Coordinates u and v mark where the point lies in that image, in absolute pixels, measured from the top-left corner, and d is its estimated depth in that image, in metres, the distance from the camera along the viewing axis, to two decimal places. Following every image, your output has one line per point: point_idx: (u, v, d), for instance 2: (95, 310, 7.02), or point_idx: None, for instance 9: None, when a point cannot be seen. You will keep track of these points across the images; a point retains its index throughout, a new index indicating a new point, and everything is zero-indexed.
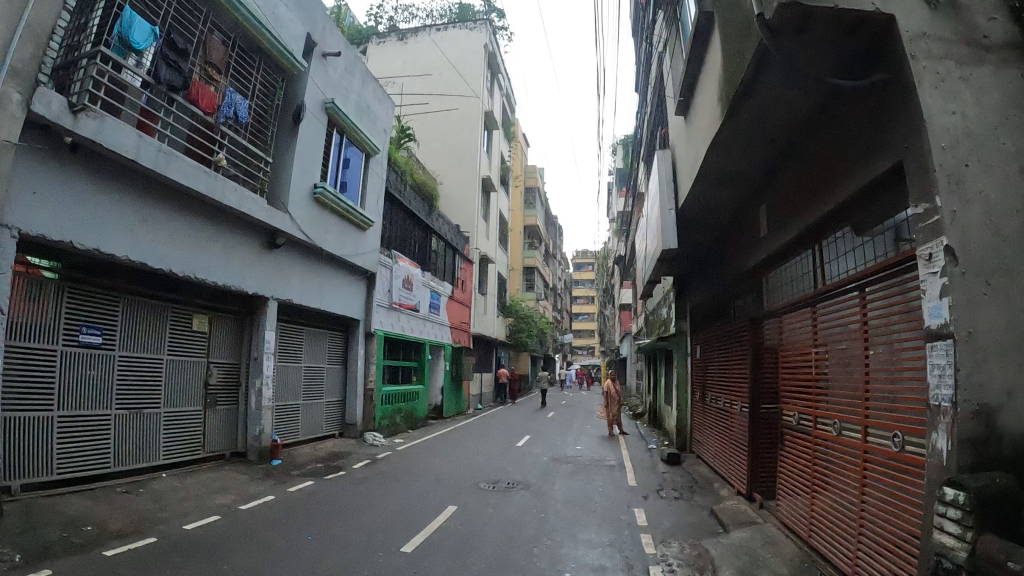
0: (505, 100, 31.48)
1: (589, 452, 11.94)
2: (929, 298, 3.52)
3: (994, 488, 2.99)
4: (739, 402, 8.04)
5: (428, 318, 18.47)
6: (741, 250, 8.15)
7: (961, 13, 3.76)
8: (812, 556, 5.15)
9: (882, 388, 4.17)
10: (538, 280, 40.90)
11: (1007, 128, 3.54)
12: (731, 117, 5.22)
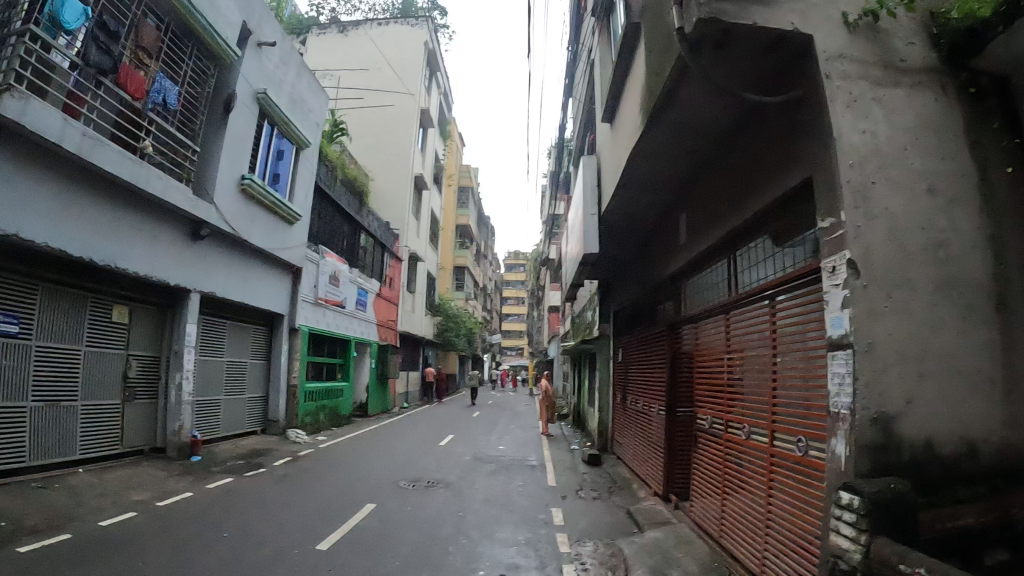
0: (443, 98, 31.56)
1: (511, 452, 12.00)
2: (831, 309, 3.66)
3: (888, 493, 3.13)
4: (656, 405, 8.23)
5: (354, 315, 18.26)
6: (661, 257, 8.34)
7: (880, 37, 3.93)
8: (723, 556, 5.29)
9: (788, 394, 4.33)
10: (467, 280, 40.91)
11: (915, 149, 3.72)
12: (652, 126, 5.33)
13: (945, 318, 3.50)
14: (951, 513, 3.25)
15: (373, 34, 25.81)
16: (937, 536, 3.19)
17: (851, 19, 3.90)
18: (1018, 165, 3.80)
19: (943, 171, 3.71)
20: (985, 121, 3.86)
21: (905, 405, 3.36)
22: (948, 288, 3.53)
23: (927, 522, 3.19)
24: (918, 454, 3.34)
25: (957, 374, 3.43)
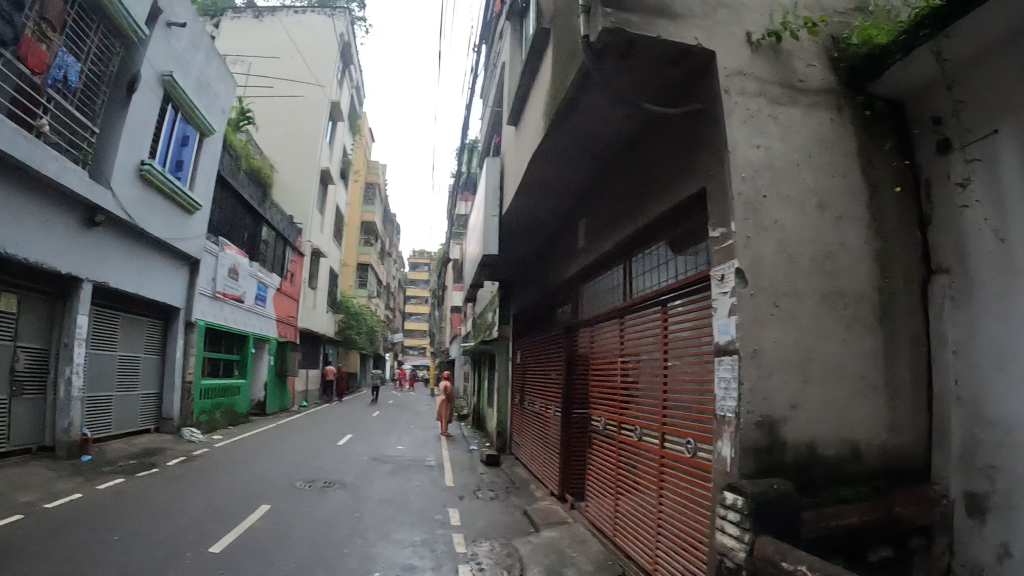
0: (355, 91, 31.06)
1: (411, 452, 11.91)
2: (719, 316, 3.78)
3: (772, 494, 3.23)
4: (553, 406, 8.35)
5: (253, 310, 17.75)
6: (560, 261, 8.46)
7: (781, 57, 4.08)
8: (616, 555, 5.39)
9: (678, 397, 4.47)
10: (371, 277, 40.37)
11: (808, 165, 3.89)
12: (554, 132, 5.39)
13: (829, 327, 3.68)
14: (836, 511, 3.37)
15: (286, 22, 25.09)
16: (819, 534, 3.30)
17: (755, 38, 4.04)
18: (906, 185, 4.10)
19: (832, 187, 3.90)
20: (872, 143, 4.09)
21: (789, 409, 3.51)
22: (831, 299, 3.72)
23: (809, 521, 3.30)
24: (801, 456, 3.49)
25: (837, 380, 3.63)
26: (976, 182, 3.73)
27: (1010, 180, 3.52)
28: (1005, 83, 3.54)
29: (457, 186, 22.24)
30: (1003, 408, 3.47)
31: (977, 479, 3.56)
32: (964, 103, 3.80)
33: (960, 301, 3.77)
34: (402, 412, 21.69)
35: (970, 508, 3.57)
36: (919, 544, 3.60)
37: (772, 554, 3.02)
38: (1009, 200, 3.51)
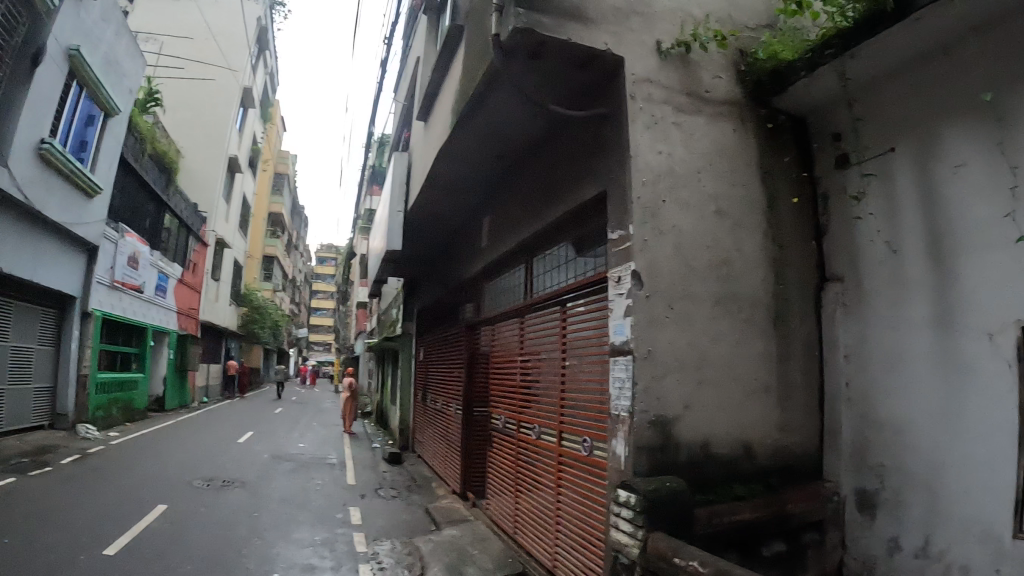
0: (268, 77, 30.21)
1: (313, 450, 11.65)
2: (615, 316, 3.79)
3: (665, 491, 3.27)
4: (455, 404, 8.35)
5: (153, 300, 17.06)
6: (464, 259, 8.46)
7: (689, 67, 4.12)
8: (517, 552, 5.42)
9: (576, 396, 4.52)
10: (276, 270, 39.47)
11: (708, 173, 3.97)
12: (460, 130, 5.33)
13: (723, 331, 3.79)
14: (731, 508, 3.44)
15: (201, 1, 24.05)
16: (712, 531, 3.37)
17: (664, 48, 4.06)
18: (803, 197, 4.29)
19: (730, 196, 4.01)
20: (770, 154, 4.23)
21: (682, 409, 3.58)
22: (726, 303, 3.83)
23: (703, 518, 3.35)
24: (695, 454, 3.58)
25: (728, 382, 3.74)
26: (870, 198, 3.97)
27: (903, 196, 3.77)
28: (903, 106, 3.78)
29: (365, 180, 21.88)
30: (891, 409, 3.73)
31: (867, 476, 3.81)
32: (863, 121, 4.05)
33: (852, 309, 4.01)
34: (306, 409, 21.31)
35: (862, 504, 3.81)
36: (814, 538, 3.80)
37: (664, 550, 3.03)
38: (902, 215, 3.76)
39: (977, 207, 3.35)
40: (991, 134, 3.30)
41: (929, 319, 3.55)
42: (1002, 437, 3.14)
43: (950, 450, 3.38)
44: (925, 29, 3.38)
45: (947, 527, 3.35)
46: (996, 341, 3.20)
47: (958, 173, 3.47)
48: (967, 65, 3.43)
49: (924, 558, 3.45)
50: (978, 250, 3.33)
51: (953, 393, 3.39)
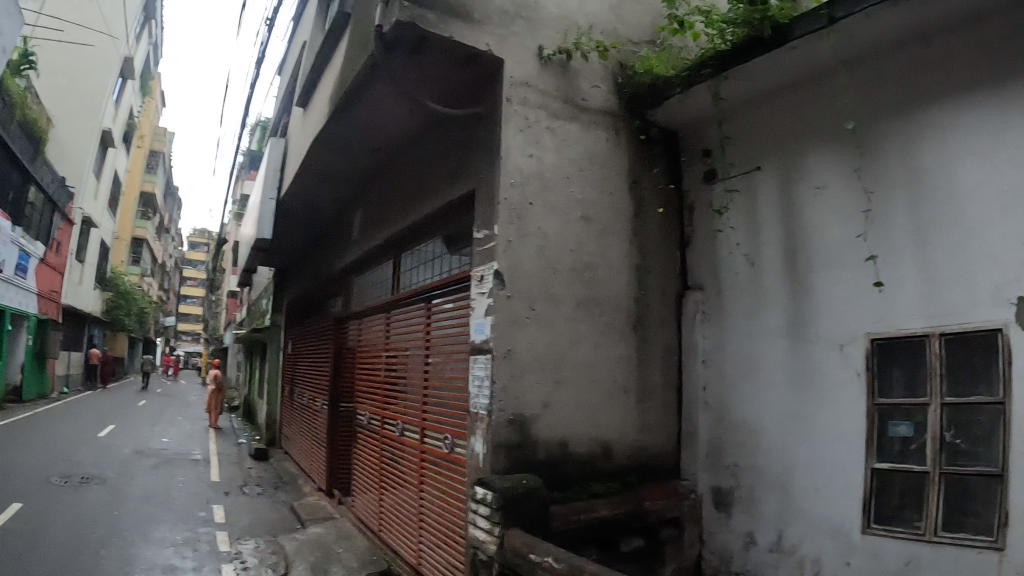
0: (151, 49, 28.70)
1: (177, 445, 11.17)
2: (476, 315, 3.76)
3: (520, 489, 3.30)
4: (320, 399, 8.18)
5: (12, 280, 15.89)
6: (333, 253, 8.27)
7: (569, 74, 4.11)
8: (381, 549, 5.38)
9: (438, 393, 4.52)
10: (146, 254, 37.59)
11: (578, 179, 4.00)
12: (332, 122, 5.15)
13: (583, 333, 3.85)
14: (588, 505, 3.54)
15: None
16: (567, 528, 3.44)
17: (546, 53, 4.02)
18: (669, 207, 4.44)
19: (598, 202, 4.07)
20: (640, 164, 4.33)
21: (540, 408, 3.61)
22: (588, 306, 3.90)
23: (558, 515, 3.43)
24: (553, 452, 3.63)
25: (586, 383, 3.80)
26: (733, 212, 4.18)
27: (765, 212, 3.97)
28: (771, 127, 3.98)
29: (240, 165, 21.01)
30: (745, 412, 3.93)
31: (723, 475, 3.99)
32: (731, 140, 4.23)
33: (711, 316, 4.22)
34: (170, 403, 20.42)
35: (718, 501, 3.99)
36: (673, 534, 3.93)
37: (521, 546, 3.05)
38: (763, 230, 3.97)
39: (833, 227, 3.59)
40: (850, 160, 3.54)
41: (785, 329, 3.77)
42: (849, 440, 3.38)
43: (799, 451, 3.61)
44: (797, 58, 3.55)
45: (798, 522, 3.56)
46: (846, 351, 3.45)
47: (817, 194, 3.70)
48: (833, 94, 3.66)
49: (778, 552, 3.64)
50: (833, 267, 3.57)
51: (805, 399, 3.62)
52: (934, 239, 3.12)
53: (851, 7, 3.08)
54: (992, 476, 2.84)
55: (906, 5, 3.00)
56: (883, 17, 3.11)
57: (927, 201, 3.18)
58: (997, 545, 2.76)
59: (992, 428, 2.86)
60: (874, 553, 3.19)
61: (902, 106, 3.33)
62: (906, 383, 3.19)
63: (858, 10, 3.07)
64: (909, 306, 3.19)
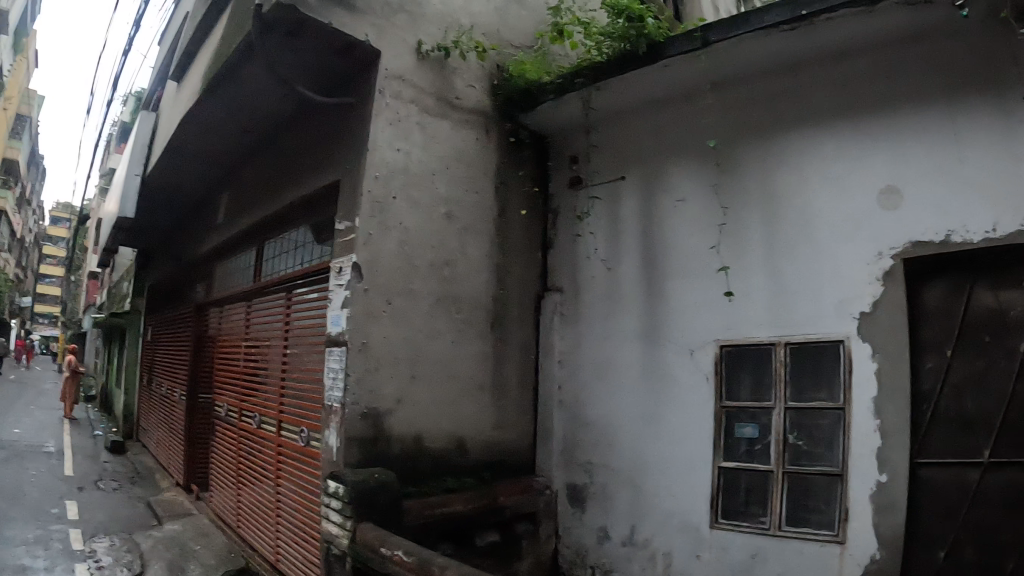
0: (22, 9, 26.69)
1: (28, 437, 10.46)
2: (332, 307, 3.60)
3: (372, 483, 3.14)
4: (179, 389, 7.82)
5: None
6: (194, 237, 7.85)
7: (445, 71, 4.00)
8: (239, 546, 5.20)
9: (293, 386, 4.36)
10: (6, 230, 35.10)
11: (443, 176, 3.90)
12: (191, 105, 4.78)
13: (440, 329, 3.78)
14: (443, 500, 3.44)
15: None
16: (423, 522, 3.30)
17: (424, 49, 3.88)
18: (532, 210, 4.46)
19: (463, 200, 3.99)
20: (508, 167, 4.32)
21: (394, 403, 3.51)
22: (445, 303, 3.82)
23: (414, 509, 3.28)
24: (406, 447, 3.55)
25: (440, 379, 3.74)
26: (593, 218, 4.28)
27: (626, 219, 4.10)
28: (636, 139, 4.12)
29: (107, 138, 19.86)
30: (598, 413, 4.04)
31: (576, 472, 4.08)
32: (596, 148, 4.34)
33: (569, 318, 4.29)
34: (24, 390, 19.10)
35: (571, 497, 4.07)
36: (528, 529, 3.94)
37: (371, 540, 2.93)
38: (622, 238, 4.10)
39: (691, 238, 3.78)
40: (710, 175, 3.74)
41: (638, 332, 3.92)
42: (698, 442, 3.55)
43: (649, 451, 3.76)
44: (668, 75, 3.67)
45: (650, 517, 3.69)
46: (696, 356, 3.63)
47: (678, 207, 3.87)
48: (697, 112, 3.84)
49: (630, 545, 3.76)
50: (689, 276, 3.76)
51: (655, 401, 3.77)
52: (787, 255, 3.39)
53: (724, 32, 3.22)
54: (833, 475, 3.11)
55: (776, 37, 3.19)
56: (752, 46, 3.29)
57: (782, 219, 3.43)
58: (838, 538, 3.03)
59: (833, 431, 3.14)
60: (722, 547, 3.38)
61: (763, 130, 3.56)
62: (752, 387, 3.42)
63: (730, 35, 3.21)
64: (758, 317, 3.43)
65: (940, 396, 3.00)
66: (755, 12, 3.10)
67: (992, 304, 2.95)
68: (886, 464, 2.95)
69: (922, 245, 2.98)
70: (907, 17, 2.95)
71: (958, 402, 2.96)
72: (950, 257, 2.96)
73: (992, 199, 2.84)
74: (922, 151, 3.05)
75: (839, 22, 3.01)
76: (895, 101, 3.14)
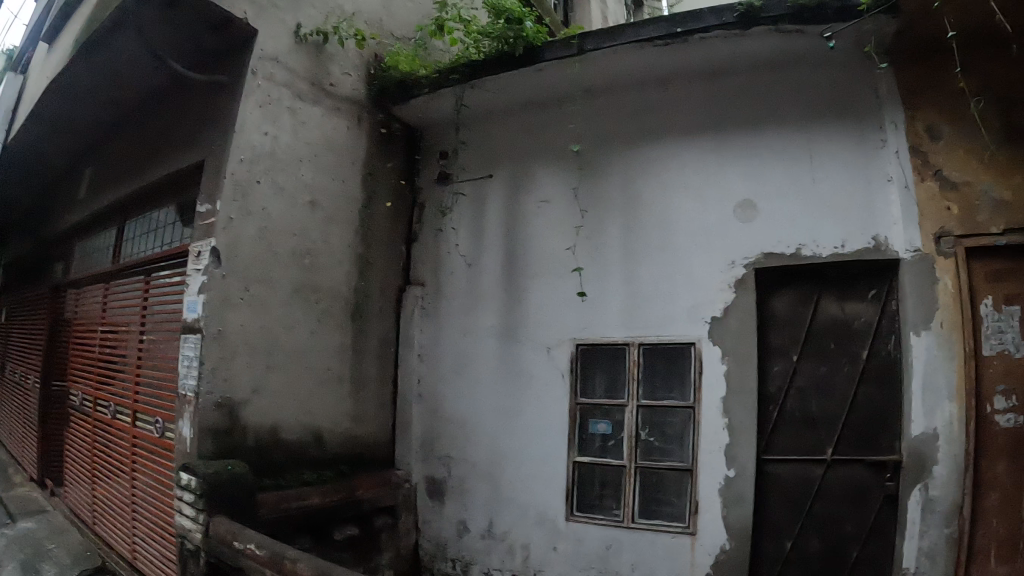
0: None
1: None
2: (189, 291, 3.32)
3: (225, 475, 3.01)
4: (32, 376, 7.34)
5: None
6: (53, 214, 7.36)
7: (322, 56, 3.85)
8: (96, 544, 4.97)
9: (148, 372, 4.14)
10: None
11: (310, 163, 3.73)
12: (51, 76, 4.41)
13: (298, 319, 3.62)
14: (300, 493, 3.37)
15: None
16: (278, 516, 3.23)
17: (303, 32, 3.71)
18: (397, 202, 4.41)
19: (328, 189, 3.85)
20: (377, 157, 4.25)
21: (249, 394, 3.33)
22: (305, 292, 3.67)
23: (270, 502, 3.20)
24: (261, 439, 3.38)
25: (298, 371, 3.61)
26: (455, 213, 4.32)
27: (490, 215, 4.16)
28: (506, 139, 4.18)
29: None
30: (454, 406, 4.06)
31: (435, 466, 4.09)
32: (464, 146, 4.37)
33: (430, 312, 4.29)
34: None
35: (431, 490, 4.08)
36: (387, 522, 3.92)
37: (225, 534, 2.82)
38: (484, 235, 4.15)
39: (552, 239, 3.90)
40: (572, 178, 3.89)
41: (496, 328, 3.99)
42: (555, 437, 3.67)
43: (505, 445, 3.84)
44: (543, 79, 3.75)
45: (509, 510, 3.77)
46: (553, 354, 3.75)
47: (542, 207, 3.98)
48: (567, 118, 3.96)
49: (489, 538, 3.82)
50: (547, 275, 3.88)
51: (511, 396, 3.86)
52: (640, 259, 3.58)
53: (600, 42, 3.33)
54: (683, 470, 3.34)
55: (650, 50, 3.34)
56: (625, 57, 3.42)
57: (638, 224, 3.62)
58: (690, 530, 3.25)
59: (683, 428, 3.37)
60: (578, 538, 3.54)
61: (628, 139, 3.72)
62: (606, 386, 3.60)
63: (607, 45, 3.32)
64: (612, 317, 3.61)
65: (786, 397, 3.28)
66: (633, 25, 3.22)
67: (836, 314, 3.26)
68: (734, 462, 3.17)
69: (773, 256, 3.26)
70: (777, 43, 3.20)
71: (802, 404, 3.25)
72: (803, 270, 3.28)
73: (841, 219, 3.18)
74: (779, 171, 3.33)
75: (711, 42, 3.22)
76: (756, 120, 3.41)
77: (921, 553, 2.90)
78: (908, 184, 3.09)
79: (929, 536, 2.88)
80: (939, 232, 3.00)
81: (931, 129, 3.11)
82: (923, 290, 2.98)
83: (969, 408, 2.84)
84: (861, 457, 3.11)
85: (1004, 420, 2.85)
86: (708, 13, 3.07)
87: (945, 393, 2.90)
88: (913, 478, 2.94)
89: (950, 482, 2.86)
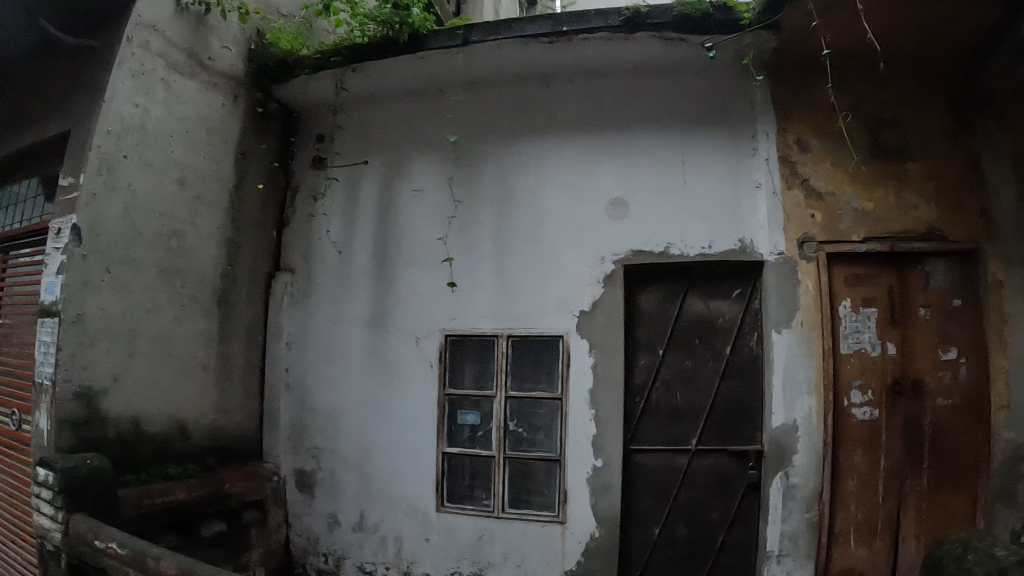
0: None
1: None
2: (47, 272, 3.16)
3: (84, 470, 2.90)
4: None
5: None
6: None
7: (201, 29, 3.77)
8: None
9: (4, 359, 3.95)
10: None
11: (181, 140, 3.64)
12: None
13: (162, 303, 3.53)
14: (162, 489, 3.30)
15: None
16: (140, 513, 3.15)
17: (183, 2, 3.63)
18: (270, 185, 4.32)
19: (198, 169, 3.76)
20: (252, 137, 4.17)
21: (110, 381, 3.23)
22: (169, 275, 3.58)
23: (132, 499, 3.12)
24: (123, 431, 3.29)
25: (161, 355, 3.52)
26: (327, 199, 4.26)
27: (363, 204, 4.14)
28: (382, 126, 4.17)
29: None
30: (322, 397, 4.03)
31: (303, 457, 4.04)
32: (341, 130, 4.33)
33: (298, 299, 4.21)
34: None
35: (299, 483, 4.03)
36: (256, 517, 3.86)
37: (85, 533, 2.74)
38: (357, 223, 4.13)
39: (425, 229, 3.92)
40: (447, 168, 3.92)
41: (365, 317, 3.97)
42: (423, 428, 3.72)
43: (373, 436, 3.85)
44: (426, 66, 3.78)
45: (379, 502, 3.79)
46: (421, 344, 3.79)
47: (415, 196, 4.00)
48: (444, 108, 3.99)
49: (360, 530, 3.82)
50: (416, 265, 3.90)
51: (377, 387, 3.87)
52: (510, 251, 3.67)
53: (485, 34, 3.39)
54: (552, 461, 3.48)
55: (534, 46, 3.42)
56: (508, 51, 3.50)
57: (509, 218, 3.70)
58: (559, 519, 3.39)
59: (552, 419, 3.51)
60: (449, 530, 3.61)
61: (506, 132, 3.80)
62: (475, 376, 3.70)
63: (493, 38, 3.39)
64: (480, 310, 3.68)
65: (652, 389, 3.43)
66: (518, 21, 3.30)
67: (702, 311, 3.45)
68: (602, 452, 3.33)
69: (642, 254, 3.41)
70: (659, 50, 3.35)
71: (668, 396, 3.42)
72: (670, 268, 3.45)
73: (709, 220, 3.36)
74: (648, 172, 3.48)
75: (594, 43, 3.33)
76: (628, 119, 3.55)
77: (784, 537, 3.09)
78: (775, 190, 3.28)
79: (790, 521, 3.07)
80: (803, 237, 3.21)
81: (800, 141, 3.32)
82: (784, 290, 3.18)
83: (826, 401, 3.07)
84: (726, 447, 3.31)
85: (859, 414, 3.11)
86: (592, 15, 3.18)
87: (805, 387, 3.11)
88: (775, 467, 3.12)
89: (810, 471, 3.07)
